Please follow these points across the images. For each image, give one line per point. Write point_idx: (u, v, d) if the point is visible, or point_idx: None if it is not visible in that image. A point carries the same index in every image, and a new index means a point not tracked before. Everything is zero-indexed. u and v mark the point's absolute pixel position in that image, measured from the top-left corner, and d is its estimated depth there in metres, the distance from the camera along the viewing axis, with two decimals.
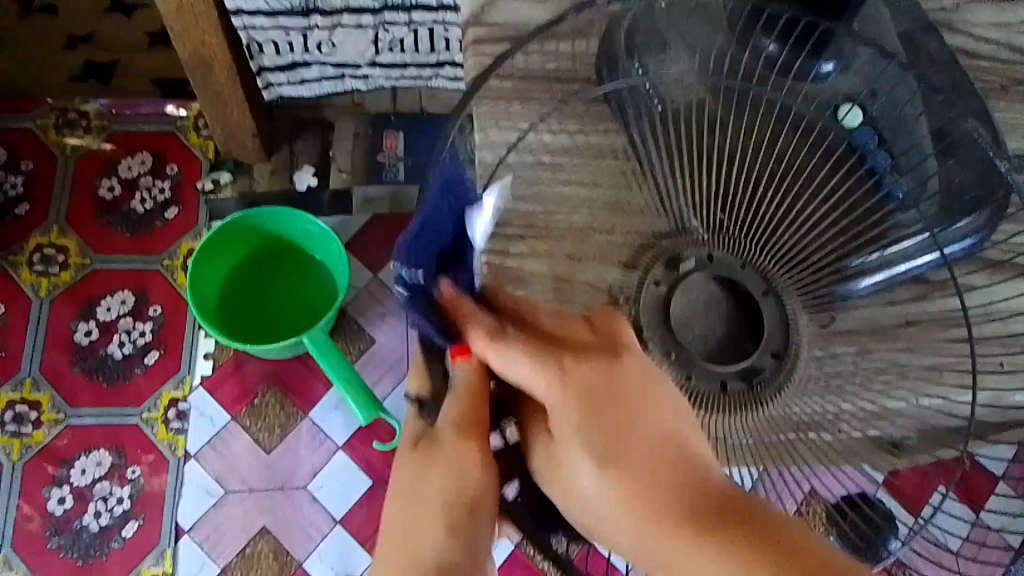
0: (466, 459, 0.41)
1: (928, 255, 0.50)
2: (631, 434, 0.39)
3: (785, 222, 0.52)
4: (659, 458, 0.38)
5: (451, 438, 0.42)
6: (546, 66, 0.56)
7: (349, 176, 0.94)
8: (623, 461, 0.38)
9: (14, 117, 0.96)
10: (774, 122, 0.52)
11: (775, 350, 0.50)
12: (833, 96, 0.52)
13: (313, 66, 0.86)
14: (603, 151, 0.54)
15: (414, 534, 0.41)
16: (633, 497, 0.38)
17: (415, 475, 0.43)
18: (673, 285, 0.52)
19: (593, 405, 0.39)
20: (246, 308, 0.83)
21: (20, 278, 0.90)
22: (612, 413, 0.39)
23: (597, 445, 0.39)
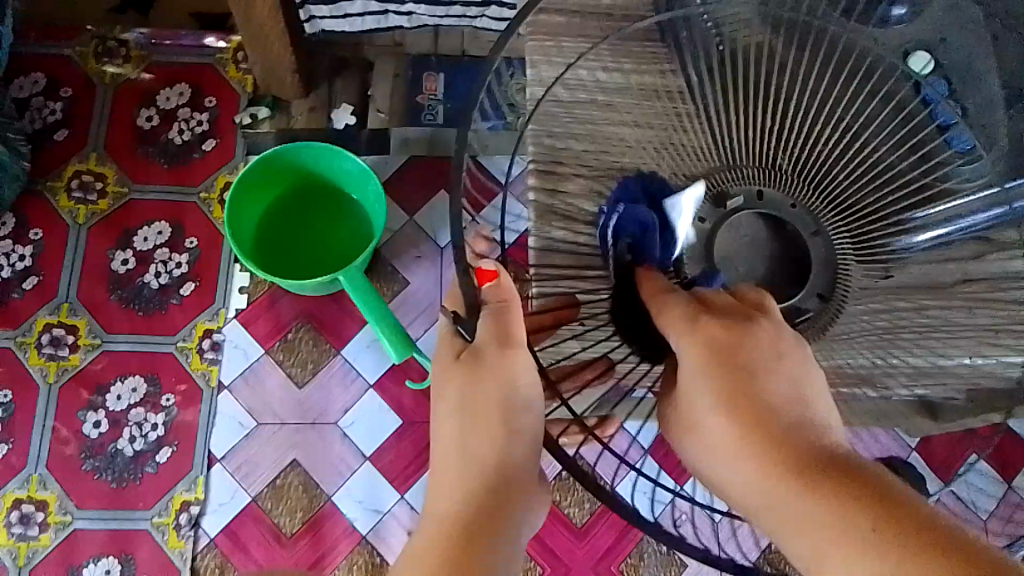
0: (512, 370, 0.40)
1: (991, 209, 0.50)
2: (761, 388, 0.36)
3: (848, 169, 0.49)
4: (794, 418, 0.35)
5: (491, 359, 0.40)
6: (603, 1, 0.57)
7: (388, 118, 0.92)
8: (755, 396, 0.35)
9: (55, 43, 0.95)
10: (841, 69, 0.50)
11: (821, 290, 0.47)
12: (903, 42, 0.52)
13: (357, 1, 0.83)
14: (652, 94, 0.52)
15: (472, 438, 0.42)
16: (761, 445, 0.34)
17: (462, 385, 0.42)
18: (721, 222, 0.48)
19: (728, 355, 0.37)
20: (283, 244, 0.83)
21: (58, 205, 0.90)
22: (739, 363, 0.37)
23: (724, 393, 0.36)
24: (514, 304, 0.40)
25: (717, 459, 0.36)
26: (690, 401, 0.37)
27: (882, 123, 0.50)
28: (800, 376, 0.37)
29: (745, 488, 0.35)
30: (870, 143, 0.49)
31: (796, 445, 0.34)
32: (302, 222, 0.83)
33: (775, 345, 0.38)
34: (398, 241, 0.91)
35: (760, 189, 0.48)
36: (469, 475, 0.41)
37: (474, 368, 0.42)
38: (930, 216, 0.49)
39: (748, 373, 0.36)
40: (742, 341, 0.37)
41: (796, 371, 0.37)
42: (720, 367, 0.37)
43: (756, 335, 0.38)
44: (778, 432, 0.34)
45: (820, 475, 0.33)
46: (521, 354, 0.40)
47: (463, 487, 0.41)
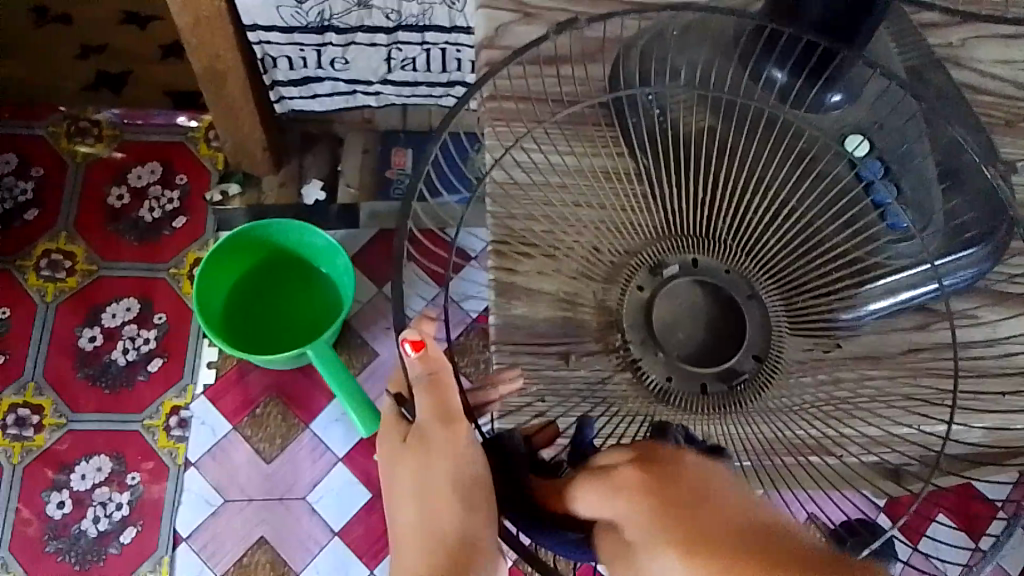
0: (456, 447, 0.40)
1: (927, 285, 0.51)
2: (714, 517, 0.31)
3: (778, 239, 0.51)
4: (758, 541, 0.30)
5: (436, 437, 0.41)
6: (562, 88, 0.61)
7: (357, 192, 0.94)
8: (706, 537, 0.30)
9: (27, 123, 0.97)
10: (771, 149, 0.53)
11: (757, 352, 0.48)
12: (841, 127, 0.53)
13: (326, 82, 0.86)
14: (599, 174, 0.56)
15: (437, 516, 0.42)
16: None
17: (415, 467, 0.42)
18: (657, 289, 0.49)
19: (660, 487, 0.33)
20: (252, 319, 0.83)
21: (27, 283, 0.90)
22: (686, 506, 0.32)
23: (675, 534, 0.31)
24: (448, 377, 0.41)
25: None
26: (641, 556, 0.32)
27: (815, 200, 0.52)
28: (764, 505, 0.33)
29: None
30: (807, 221, 0.51)
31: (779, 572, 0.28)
32: (276, 296, 0.84)
33: (706, 481, 0.33)
34: (367, 312, 0.92)
35: (693, 257, 0.50)
36: (429, 554, 0.42)
37: (427, 445, 0.41)
38: (871, 291, 0.50)
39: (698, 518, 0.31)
40: (686, 481, 0.33)
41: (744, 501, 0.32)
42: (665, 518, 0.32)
43: (691, 474, 0.33)
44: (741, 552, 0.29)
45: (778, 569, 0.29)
46: (466, 425, 0.41)
47: (425, 559, 0.41)
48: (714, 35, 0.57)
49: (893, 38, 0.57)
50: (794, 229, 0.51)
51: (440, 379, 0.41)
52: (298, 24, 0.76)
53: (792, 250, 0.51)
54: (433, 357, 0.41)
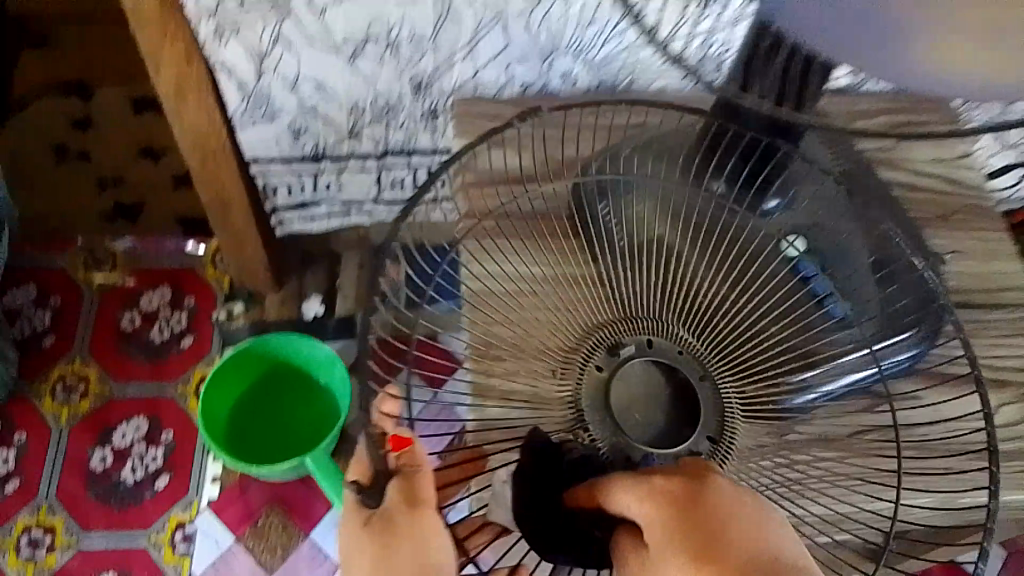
0: (422, 533, 0.42)
1: (864, 370, 0.55)
2: (727, 537, 0.35)
3: (728, 327, 0.55)
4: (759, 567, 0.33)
5: (404, 522, 0.43)
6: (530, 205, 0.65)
7: (354, 304, 1.00)
8: (719, 555, 0.34)
9: (46, 255, 1.03)
10: (718, 245, 0.58)
11: (711, 433, 0.50)
12: (779, 229, 0.59)
13: (322, 204, 0.92)
14: (561, 280, 0.60)
15: None
16: None
17: (375, 551, 0.43)
18: (615, 370, 0.51)
19: (687, 508, 0.36)
20: (254, 432, 0.87)
21: (43, 407, 0.95)
22: (705, 523, 0.35)
23: (692, 546, 0.35)
24: (423, 467, 0.45)
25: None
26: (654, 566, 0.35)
27: (762, 297, 0.57)
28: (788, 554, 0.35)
29: None
30: (753, 314, 0.56)
31: None
32: (278, 408, 0.88)
33: (730, 504, 0.36)
34: None
35: (648, 338, 0.52)
36: None
37: (392, 531, 0.43)
38: (814, 377, 0.54)
39: (717, 543, 0.34)
40: (711, 512, 0.36)
41: (759, 535, 0.35)
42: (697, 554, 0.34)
43: (711, 503, 0.36)
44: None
45: None
46: (433, 512, 0.43)
47: None
48: (663, 150, 0.63)
49: (827, 147, 0.63)
50: (745, 319, 0.55)
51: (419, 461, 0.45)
52: (293, 154, 0.83)
53: (739, 340, 0.54)
54: (417, 455, 0.45)
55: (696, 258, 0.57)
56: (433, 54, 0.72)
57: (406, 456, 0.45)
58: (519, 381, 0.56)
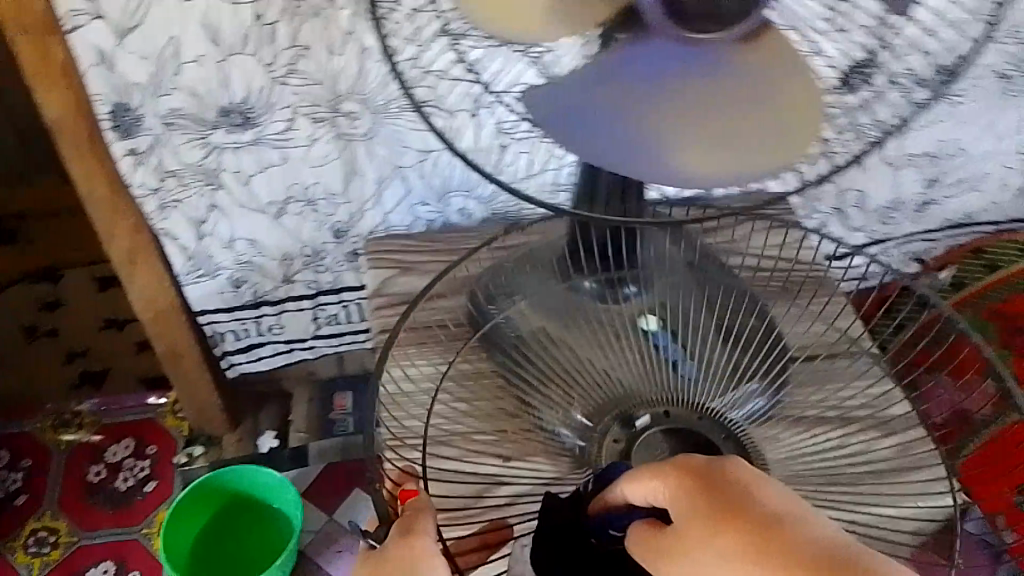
0: (409, 556, 0.50)
1: (753, 401, 0.68)
2: (750, 510, 0.42)
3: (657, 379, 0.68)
4: (778, 536, 0.40)
5: (394, 548, 0.51)
6: (434, 318, 0.77)
7: (306, 435, 1.07)
8: (746, 525, 0.41)
9: (17, 422, 1.11)
10: (606, 318, 0.72)
11: None
12: (638, 311, 0.72)
13: (267, 345, 1.02)
14: (474, 379, 0.70)
15: None
16: (742, 562, 0.41)
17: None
18: (632, 440, 0.64)
19: (710, 492, 0.43)
20: (213, 561, 0.94)
21: (16, 561, 1.01)
22: (728, 499, 0.43)
23: (719, 520, 0.42)
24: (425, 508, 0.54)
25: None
26: (688, 545, 0.43)
27: (655, 355, 0.69)
28: (781, 502, 0.42)
29: None
30: (663, 366, 0.69)
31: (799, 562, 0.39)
32: (235, 536, 0.95)
33: (749, 483, 0.43)
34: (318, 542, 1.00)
35: (664, 410, 0.65)
36: None
37: (389, 558, 0.51)
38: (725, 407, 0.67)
39: (741, 519, 0.42)
40: (719, 480, 0.44)
41: (777, 505, 0.42)
42: (706, 523, 0.42)
43: (710, 473, 0.45)
44: (768, 546, 0.40)
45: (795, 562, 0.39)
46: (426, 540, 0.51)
47: None
48: (538, 263, 0.76)
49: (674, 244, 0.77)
50: (660, 371, 0.68)
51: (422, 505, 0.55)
52: (236, 302, 0.94)
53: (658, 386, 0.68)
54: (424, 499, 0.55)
55: (591, 337, 0.71)
56: (346, 206, 0.86)
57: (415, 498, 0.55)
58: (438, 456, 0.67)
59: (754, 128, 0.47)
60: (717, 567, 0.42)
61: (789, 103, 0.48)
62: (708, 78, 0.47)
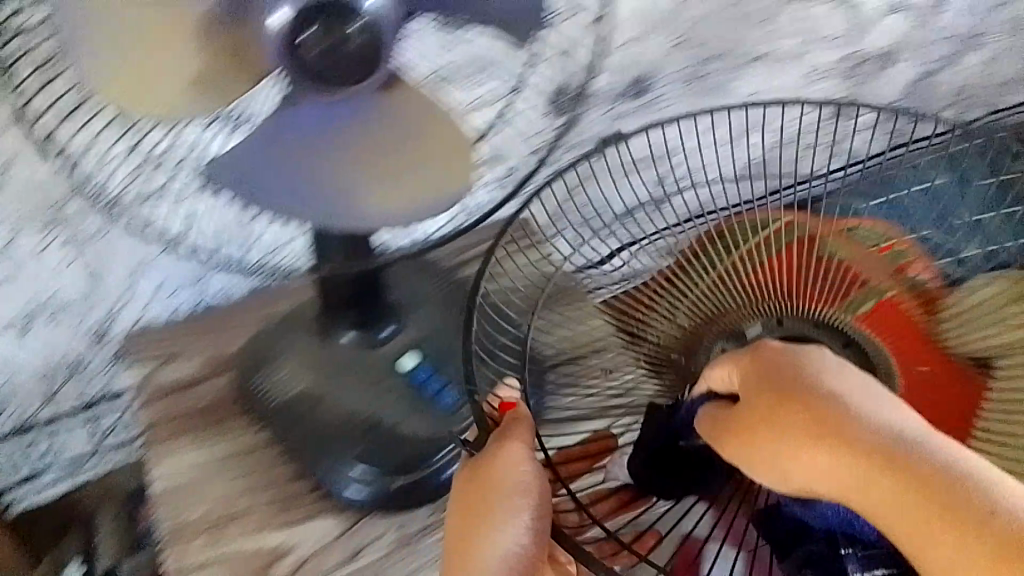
0: (508, 464, 0.48)
1: None
2: (812, 389, 0.40)
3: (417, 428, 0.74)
4: (836, 419, 0.39)
5: (489, 461, 0.49)
6: (201, 402, 0.77)
7: (113, 555, 1.00)
8: (804, 405, 0.40)
9: None
10: (363, 373, 0.75)
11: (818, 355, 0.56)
12: (394, 353, 0.76)
13: (49, 471, 0.97)
14: (241, 456, 0.74)
15: (475, 554, 0.47)
16: (804, 436, 0.39)
17: (463, 496, 0.49)
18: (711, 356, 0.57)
19: (770, 372, 0.43)
20: None
21: None
22: (787, 382, 0.41)
23: (780, 396, 0.41)
24: (524, 416, 0.51)
25: (792, 472, 0.40)
26: (757, 418, 0.41)
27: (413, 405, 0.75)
28: (849, 389, 0.40)
29: (827, 483, 0.38)
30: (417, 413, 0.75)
31: (860, 446, 0.37)
32: None
33: (822, 367, 0.42)
34: None
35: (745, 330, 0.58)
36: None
37: (480, 468, 0.49)
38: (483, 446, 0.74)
39: (796, 399, 0.40)
40: (793, 363, 0.43)
41: (839, 384, 0.41)
42: (764, 399, 0.42)
43: (781, 354, 0.44)
44: (835, 425, 0.38)
45: (854, 444, 0.38)
46: (522, 444, 0.49)
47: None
48: (300, 323, 0.77)
49: (427, 283, 0.81)
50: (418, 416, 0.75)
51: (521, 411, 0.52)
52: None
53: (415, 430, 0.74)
54: (522, 416, 0.52)
55: (350, 395, 0.75)
56: (98, 310, 0.83)
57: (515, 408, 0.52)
58: (216, 538, 0.70)
59: (417, 169, 0.54)
60: (783, 440, 0.40)
61: (432, 139, 0.55)
62: (365, 125, 0.52)
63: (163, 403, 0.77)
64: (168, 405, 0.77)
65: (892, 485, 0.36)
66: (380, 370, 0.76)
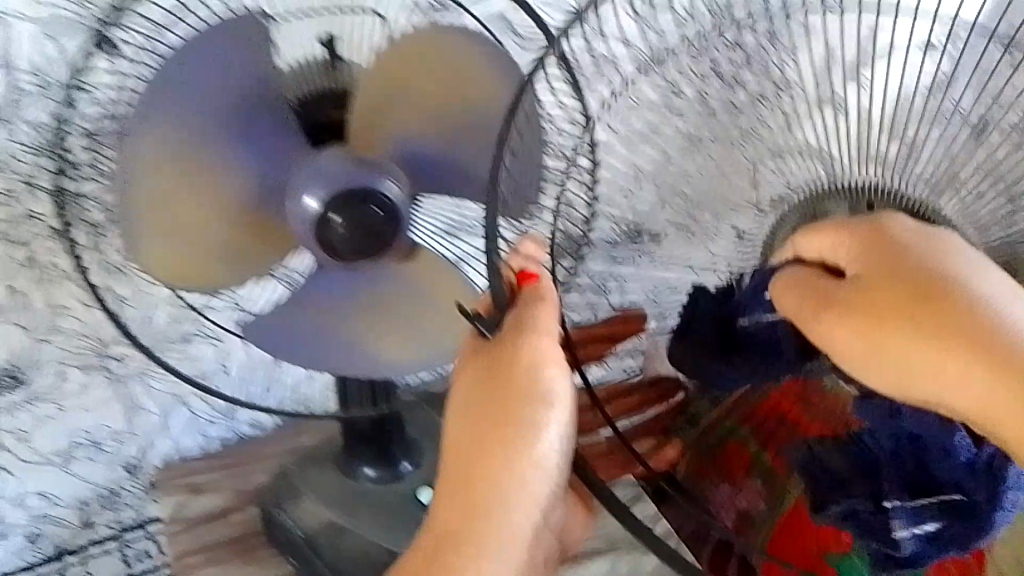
0: (525, 360, 0.44)
1: None
2: (950, 299, 0.42)
3: None
4: (976, 327, 0.41)
5: (511, 351, 0.44)
6: (226, 533, 0.81)
7: None
8: (937, 317, 0.42)
9: None
10: (381, 506, 0.78)
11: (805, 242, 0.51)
12: (411, 486, 0.80)
13: None
14: None
15: (489, 458, 0.45)
16: (937, 346, 0.41)
17: (485, 378, 0.46)
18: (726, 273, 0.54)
19: (892, 267, 0.43)
20: None
21: None
22: (914, 285, 0.42)
23: (917, 293, 0.42)
24: (547, 295, 0.44)
25: (915, 363, 0.42)
26: (884, 318, 0.43)
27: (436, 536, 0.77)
28: (983, 285, 0.42)
29: (953, 389, 0.42)
30: None
31: (993, 356, 0.40)
32: None
33: (954, 258, 0.43)
34: None
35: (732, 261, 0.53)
36: (465, 499, 0.45)
37: (505, 355, 0.44)
38: None
39: (936, 300, 0.42)
40: (918, 254, 0.43)
41: (971, 283, 0.42)
42: (884, 278, 0.43)
43: (907, 236, 0.44)
44: (973, 337, 0.41)
45: (998, 359, 0.40)
46: (548, 340, 0.43)
47: (468, 507, 0.45)
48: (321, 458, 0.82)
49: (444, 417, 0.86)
50: None
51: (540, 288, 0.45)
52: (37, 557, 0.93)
53: None
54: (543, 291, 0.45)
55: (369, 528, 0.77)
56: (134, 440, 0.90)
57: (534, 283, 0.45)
58: None
59: (423, 321, 0.60)
60: (909, 346, 0.42)
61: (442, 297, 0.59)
62: (376, 285, 0.58)
63: (191, 533, 0.81)
64: (196, 535, 0.81)
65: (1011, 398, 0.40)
66: (398, 503, 0.79)
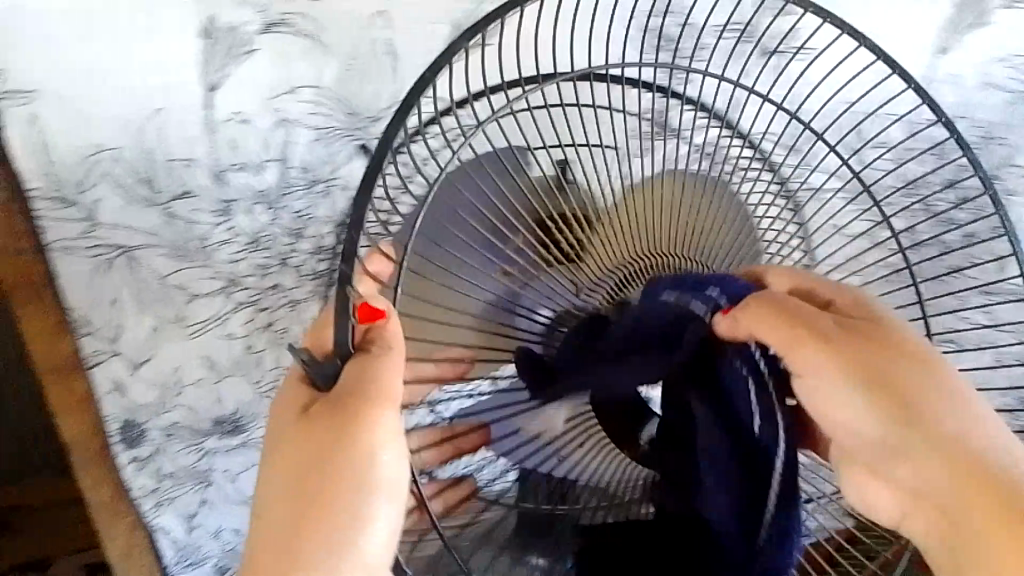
0: (360, 431, 0.48)
1: None
2: (908, 389, 0.52)
3: None
4: (945, 430, 0.51)
5: (344, 411, 0.48)
6: None
7: None
8: (908, 418, 0.51)
9: None
10: None
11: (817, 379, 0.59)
12: None
13: None
14: None
15: (308, 523, 0.49)
16: (896, 430, 0.52)
17: (308, 435, 0.49)
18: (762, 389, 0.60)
19: (871, 357, 0.53)
20: None
21: None
22: (885, 378, 0.52)
23: (872, 389, 0.52)
24: (393, 352, 0.48)
25: (853, 425, 0.53)
26: (837, 391, 0.53)
27: None
28: (937, 384, 0.53)
29: (909, 487, 0.52)
30: None
31: (935, 450, 0.50)
32: None
33: (921, 363, 0.53)
34: None
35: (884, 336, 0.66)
36: (284, 549, 0.49)
37: (347, 402, 0.47)
38: None
39: (891, 392, 0.52)
40: (885, 345, 0.54)
41: (930, 378, 0.53)
42: (866, 334, 0.55)
43: (896, 326, 0.55)
44: (934, 431, 0.51)
45: (931, 449, 0.50)
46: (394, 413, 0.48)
47: (285, 554, 0.49)
48: None
49: None
50: None
51: (391, 328, 0.49)
52: None
53: None
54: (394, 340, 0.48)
55: None
56: None
57: (389, 330, 0.49)
58: None
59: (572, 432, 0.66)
60: (855, 403, 0.53)
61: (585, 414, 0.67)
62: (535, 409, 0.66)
63: None
64: None
65: (942, 489, 0.50)
66: None
